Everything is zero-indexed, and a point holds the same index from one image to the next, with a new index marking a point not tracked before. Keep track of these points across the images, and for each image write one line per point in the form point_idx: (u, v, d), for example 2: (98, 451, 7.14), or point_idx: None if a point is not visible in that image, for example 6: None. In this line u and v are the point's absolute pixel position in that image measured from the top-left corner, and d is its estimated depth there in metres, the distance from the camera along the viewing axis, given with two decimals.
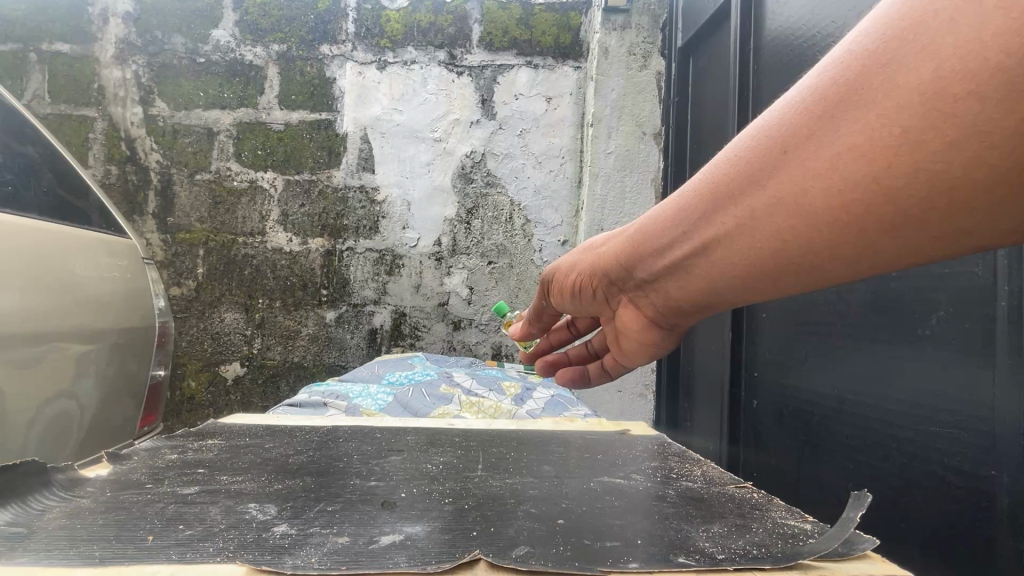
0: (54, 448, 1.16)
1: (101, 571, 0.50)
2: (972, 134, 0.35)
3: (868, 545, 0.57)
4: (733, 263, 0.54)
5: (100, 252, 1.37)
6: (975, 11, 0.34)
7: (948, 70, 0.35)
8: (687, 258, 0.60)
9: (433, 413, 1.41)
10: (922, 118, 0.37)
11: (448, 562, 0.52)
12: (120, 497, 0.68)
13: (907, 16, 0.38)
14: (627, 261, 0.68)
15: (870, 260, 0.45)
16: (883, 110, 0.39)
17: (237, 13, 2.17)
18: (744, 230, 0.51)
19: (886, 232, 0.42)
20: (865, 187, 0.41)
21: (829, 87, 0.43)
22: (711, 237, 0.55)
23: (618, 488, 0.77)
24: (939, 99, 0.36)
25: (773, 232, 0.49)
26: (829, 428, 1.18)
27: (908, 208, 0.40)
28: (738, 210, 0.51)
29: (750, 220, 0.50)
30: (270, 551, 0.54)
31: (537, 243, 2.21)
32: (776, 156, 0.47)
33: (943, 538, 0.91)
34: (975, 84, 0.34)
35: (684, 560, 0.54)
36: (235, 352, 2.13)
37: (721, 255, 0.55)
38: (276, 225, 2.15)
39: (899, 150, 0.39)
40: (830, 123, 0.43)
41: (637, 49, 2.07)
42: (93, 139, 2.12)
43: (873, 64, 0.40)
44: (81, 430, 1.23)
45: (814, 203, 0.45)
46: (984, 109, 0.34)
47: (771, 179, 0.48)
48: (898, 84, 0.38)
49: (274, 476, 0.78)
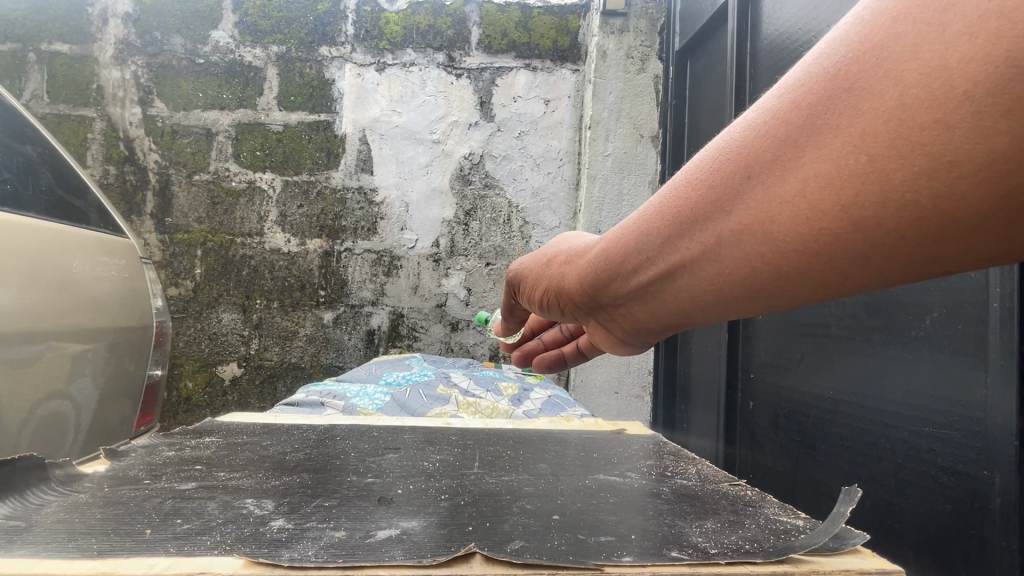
0: (46, 448, 1.15)
1: (102, 563, 0.50)
2: (942, 164, 0.31)
3: (858, 539, 0.57)
4: (698, 289, 0.50)
5: (98, 251, 1.37)
6: (941, 35, 0.30)
7: (914, 96, 0.31)
8: (647, 284, 0.55)
9: (430, 413, 1.42)
10: (890, 146, 0.33)
11: (444, 556, 0.52)
12: (119, 492, 0.69)
13: (868, 36, 0.34)
14: (589, 284, 0.63)
15: (838, 290, 0.41)
16: (848, 136, 0.35)
17: (237, 15, 2.18)
18: (706, 258, 0.47)
19: (857, 266, 0.38)
20: (831, 218, 0.37)
21: (786, 110, 0.39)
22: (672, 263, 0.50)
23: (613, 485, 0.77)
24: (906, 126, 0.32)
25: (736, 263, 0.44)
26: (824, 429, 1.18)
27: (878, 239, 0.36)
28: (698, 239, 0.46)
29: (711, 249, 0.46)
30: (268, 545, 0.54)
31: (535, 245, 2.22)
32: (733, 183, 0.42)
33: (936, 538, 0.91)
34: (944, 112, 0.30)
35: (677, 555, 0.55)
36: (233, 353, 2.13)
37: (686, 283, 0.50)
38: (274, 226, 2.15)
39: (868, 178, 0.34)
40: (792, 149, 0.38)
41: (635, 53, 2.09)
42: (92, 139, 2.12)
43: (834, 87, 0.36)
44: (71, 431, 1.22)
45: (779, 234, 0.40)
46: (956, 137, 0.30)
47: (731, 205, 0.43)
48: (863, 110, 0.34)
49: (272, 472, 0.78)
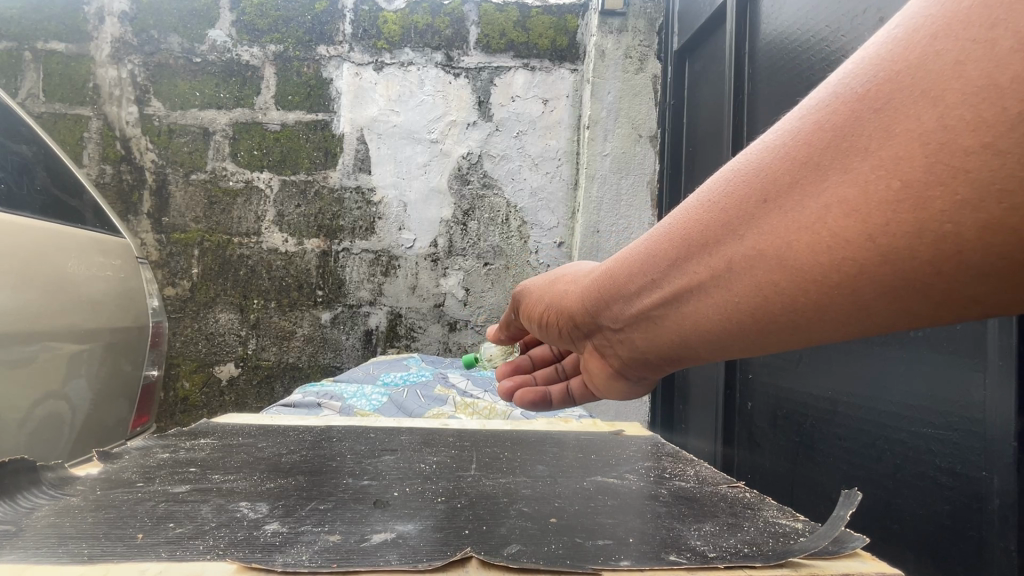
0: (44, 449, 1.15)
1: (92, 568, 0.49)
2: (988, 191, 0.30)
3: (858, 543, 0.57)
4: (706, 315, 0.49)
5: (93, 251, 1.36)
6: (990, 52, 0.30)
7: (956, 117, 0.31)
8: (654, 307, 0.55)
9: (427, 413, 1.41)
10: (927, 172, 0.32)
11: (439, 560, 0.52)
12: (111, 495, 0.68)
13: (905, 56, 0.34)
14: (596, 302, 0.64)
15: (857, 326, 0.40)
16: (880, 159, 0.35)
17: (234, 14, 2.17)
18: (720, 282, 0.46)
19: (880, 299, 0.37)
20: (857, 245, 0.36)
21: (815, 131, 0.39)
22: (681, 286, 0.50)
23: (611, 487, 0.77)
24: (945, 151, 0.31)
25: (751, 289, 0.44)
26: (823, 430, 1.18)
27: (907, 272, 0.35)
28: (713, 261, 0.46)
29: (726, 272, 0.45)
30: (261, 549, 0.54)
31: (533, 245, 2.21)
32: (755, 205, 0.43)
33: (935, 539, 0.91)
34: (992, 137, 0.29)
35: (675, 558, 0.55)
36: (230, 353, 2.12)
37: (693, 309, 0.50)
38: (271, 225, 2.14)
39: (900, 204, 0.34)
40: (818, 171, 0.38)
41: (635, 52, 2.08)
42: (88, 138, 2.12)
43: (866, 108, 0.36)
44: (67, 432, 1.21)
45: (797, 261, 0.40)
46: (1004, 163, 0.29)
47: (751, 226, 0.43)
48: (896, 133, 0.34)
49: (267, 475, 0.78)
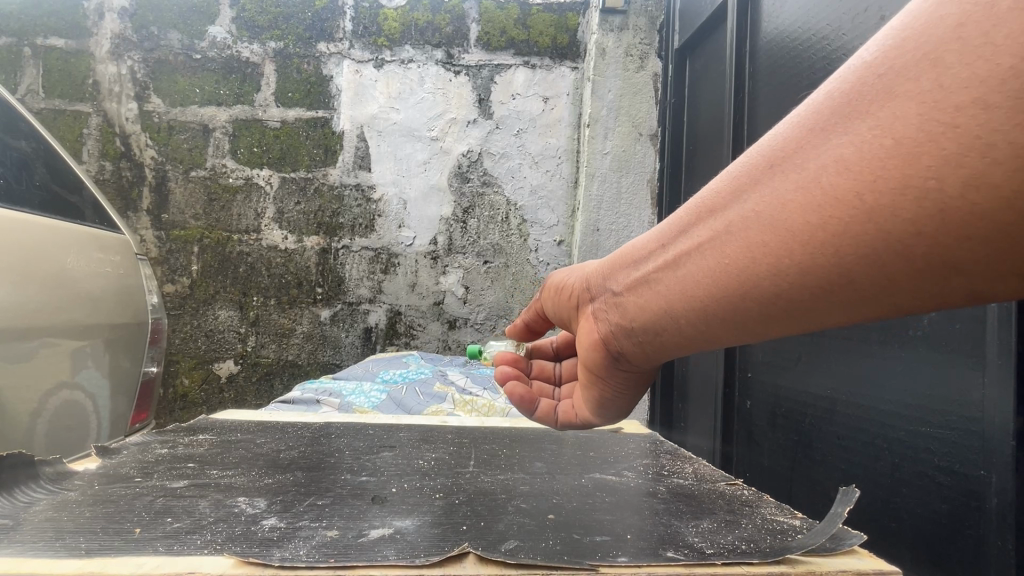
0: (74, 433, 1.22)
1: (89, 562, 0.49)
2: (977, 147, 0.33)
3: (855, 540, 0.57)
4: (705, 283, 0.52)
5: (92, 247, 1.36)
6: (987, 15, 0.33)
7: (951, 78, 0.34)
8: (659, 277, 0.58)
9: (426, 411, 1.42)
10: (921, 130, 0.36)
11: (437, 556, 0.52)
12: (109, 490, 0.68)
13: (910, 29, 0.38)
14: (608, 275, 0.67)
15: (847, 293, 0.43)
16: (877, 121, 0.39)
17: (234, 11, 2.17)
18: (722, 246, 0.50)
19: (867, 261, 0.40)
20: (849, 203, 0.40)
21: (825, 102, 0.43)
22: (686, 251, 0.54)
23: (609, 484, 0.77)
24: (939, 110, 0.35)
25: (749, 251, 0.48)
26: (821, 428, 1.18)
27: (896, 229, 0.38)
28: (719, 225, 0.50)
29: (728, 235, 0.49)
30: (259, 544, 0.54)
31: (532, 243, 2.21)
32: (763, 171, 0.47)
33: (933, 538, 0.91)
34: (982, 92, 0.33)
35: (673, 555, 0.55)
36: (229, 350, 2.12)
37: (694, 277, 0.53)
38: (271, 222, 2.14)
39: (893, 163, 0.37)
40: (822, 137, 0.42)
41: (635, 51, 2.08)
42: (88, 134, 2.11)
43: (871, 76, 0.40)
44: (93, 417, 1.28)
45: (793, 222, 0.44)
46: (991, 117, 0.32)
47: (756, 190, 0.47)
48: (894, 98, 0.38)
49: (265, 470, 0.78)
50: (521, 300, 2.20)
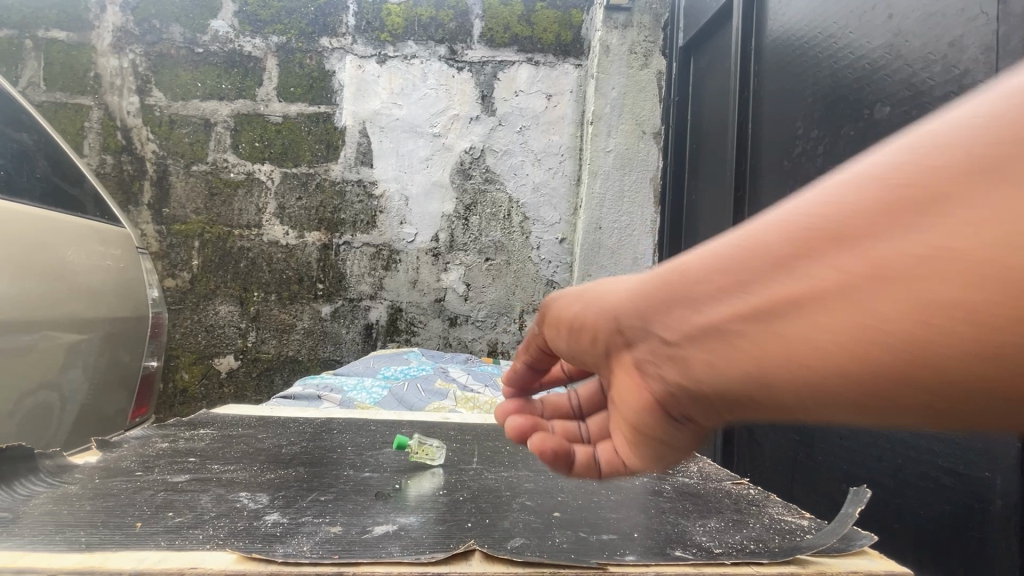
0: (32, 441, 1.11)
1: (89, 556, 0.49)
2: None
3: (865, 541, 0.57)
4: (671, 356, 0.41)
5: (94, 240, 1.36)
6: None
7: None
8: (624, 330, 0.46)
9: (427, 408, 1.42)
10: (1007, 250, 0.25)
11: (442, 553, 0.51)
12: (109, 484, 0.67)
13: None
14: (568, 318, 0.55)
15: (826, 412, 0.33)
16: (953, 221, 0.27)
17: (236, 4, 2.15)
18: (701, 320, 0.38)
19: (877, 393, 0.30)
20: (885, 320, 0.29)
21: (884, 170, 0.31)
22: (657, 314, 0.42)
23: (614, 482, 0.77)
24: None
25: (732, 335, 0.36)
26: (825, 428, 1.18)
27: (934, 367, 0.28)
28: (706, 293, 0.38)
29: (714, 310, 0.37)
30: (262, 540, 0.53)
31: (534, 241, 2.20)
32: (777, 241, 0.34)
33: (938, 540, 0.90)
34: None
35: (681, 554, 0.54)
36: (230, 345, 2.12)
37: (659, 342, 0.42)
38: (272, 218, 2.13)
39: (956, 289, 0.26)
40: (866, 218, 0.30)
41: (639, 48, 2.07)
42: (89, 128, 2.10)
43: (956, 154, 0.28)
44: (56, 424, 1.18)
45: (802, 321, 0.32)
46: None
47: (764, 267, 0.35)
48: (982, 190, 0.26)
49: (266, 465, 0.77)
50: (523, 297, 2.19)
